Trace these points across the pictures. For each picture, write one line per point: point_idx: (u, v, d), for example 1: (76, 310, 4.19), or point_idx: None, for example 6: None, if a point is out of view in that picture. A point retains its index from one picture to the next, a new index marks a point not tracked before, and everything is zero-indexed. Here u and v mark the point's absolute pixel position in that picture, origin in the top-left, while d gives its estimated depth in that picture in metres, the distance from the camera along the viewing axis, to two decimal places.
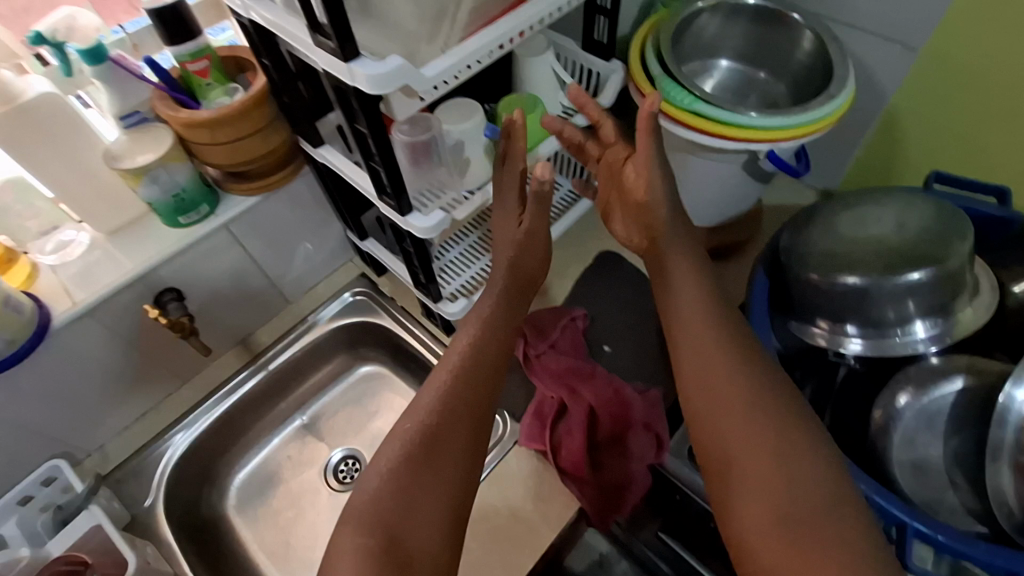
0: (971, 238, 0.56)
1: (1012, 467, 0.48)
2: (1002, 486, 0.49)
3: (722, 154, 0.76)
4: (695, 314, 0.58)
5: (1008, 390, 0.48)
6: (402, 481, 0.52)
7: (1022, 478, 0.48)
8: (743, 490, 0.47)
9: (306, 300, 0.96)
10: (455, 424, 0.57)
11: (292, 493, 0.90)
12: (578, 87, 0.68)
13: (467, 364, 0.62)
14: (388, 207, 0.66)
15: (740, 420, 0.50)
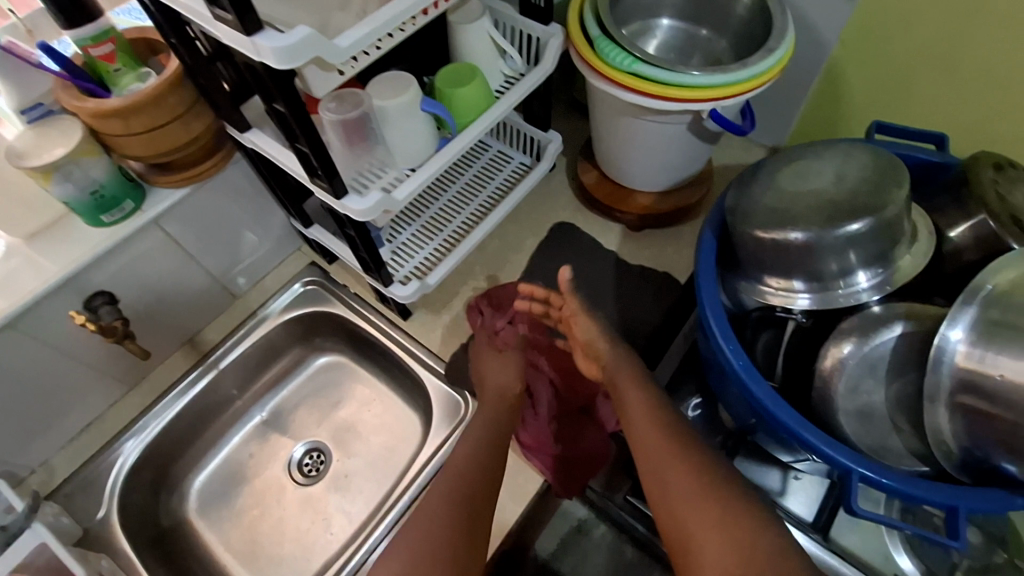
0: (907, 185, 0.57)
1: (949, 407, 0.50)
2: (939, 425, 0.51)
3: (666, 116, 0.75)
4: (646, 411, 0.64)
5: (944, 332, 0.50)
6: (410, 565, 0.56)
7: (958, 417, 0.49)
8: (705, 566, 0.50)
9: (255, 293, 0.93)
10: (448, 508, 0.60)
11: (256, 490, 0.88)
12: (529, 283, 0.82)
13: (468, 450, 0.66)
14: (322, 190, 0.63)
15: (699, 501, 0.53)
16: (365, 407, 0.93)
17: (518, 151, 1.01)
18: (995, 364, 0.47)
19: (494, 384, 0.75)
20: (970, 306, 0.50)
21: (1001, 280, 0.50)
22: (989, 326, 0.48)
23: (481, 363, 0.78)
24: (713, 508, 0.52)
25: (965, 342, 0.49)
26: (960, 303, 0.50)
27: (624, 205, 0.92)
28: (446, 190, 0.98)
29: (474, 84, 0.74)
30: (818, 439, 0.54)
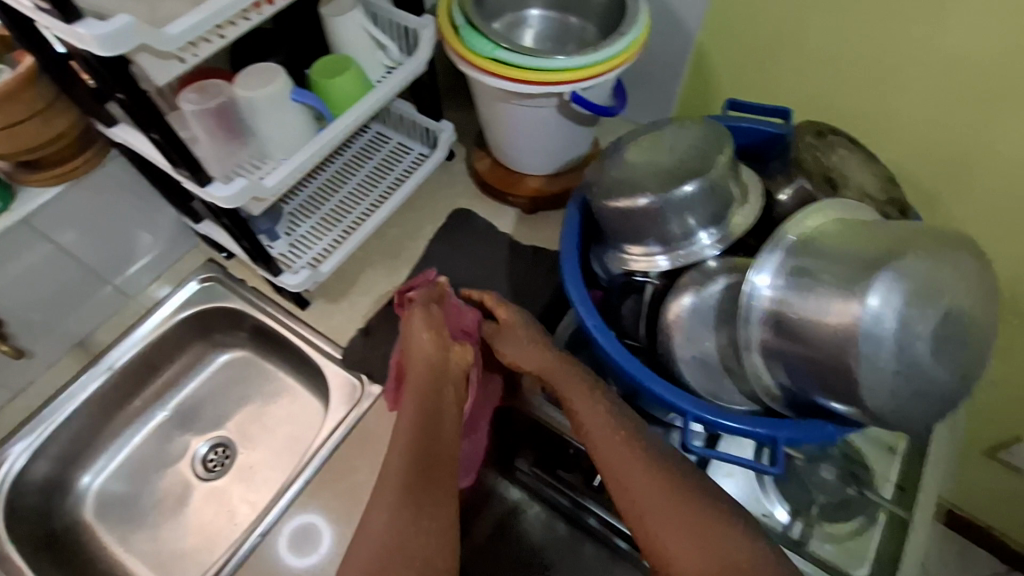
0: (728, 148, 0.62)
1: (759, 349, 0.54)
2: (758, 368, 0.55)
3: (531, 100, 0.79)
4: (602, 421, 0.63)
5: (751, 279, 0.53)
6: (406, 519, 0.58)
7: (768, 359, 0.54)
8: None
9: (150, 292, 0.93)
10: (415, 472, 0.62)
11: (158, 487, 0.89)
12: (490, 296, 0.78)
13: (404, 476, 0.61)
14: (185, 179, 0.64)
15: (682, 527, 0.56)
16: (271, 400, 0.94)
17: (416, 142, 1.04)
18: (789, 305, 0.51)
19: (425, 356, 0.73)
20: (775, 252, 0.53)
21: (799, 230, 0.54)
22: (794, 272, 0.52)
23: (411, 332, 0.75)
24: (687, 532, 0.55)
25: (768, 288, 0.52)
26: (770, 247, 0.53)
27: (515, 189, 0.96)
28: (346, 183, 0.99)
29: (346, 74, 0.76)
30: (660, 387, 0.60)
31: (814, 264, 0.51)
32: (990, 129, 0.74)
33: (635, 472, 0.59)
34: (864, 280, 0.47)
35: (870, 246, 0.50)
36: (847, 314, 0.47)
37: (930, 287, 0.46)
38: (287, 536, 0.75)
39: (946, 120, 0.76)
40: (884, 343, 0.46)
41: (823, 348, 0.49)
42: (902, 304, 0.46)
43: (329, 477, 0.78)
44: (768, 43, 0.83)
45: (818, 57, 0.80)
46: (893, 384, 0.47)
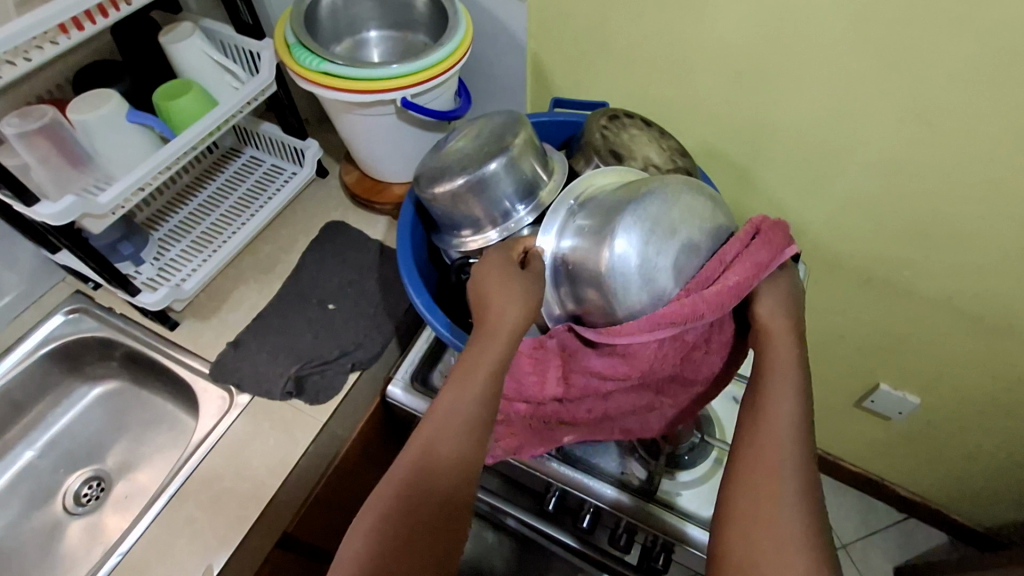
0: (525, 129, 0.69)
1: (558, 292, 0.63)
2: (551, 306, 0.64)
3: (370, 108, 0.85)
4: (785, 431, 0.53)
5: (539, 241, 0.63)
6: (392, 535, 0.50)
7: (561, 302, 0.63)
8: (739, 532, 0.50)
9: (11, 330, 0.91)
10: (447, 445, 0.54)
11: (27, 529, 0.85)
12: (768, 229, 0.58)
13: (404, 520, 0.51)
14: (11, 199, 0.66)
15: (768, 475, 0.51)
16: (150, 429, 0.93)
17: (289, 161, 1.07)
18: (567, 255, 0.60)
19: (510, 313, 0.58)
20: (558, 215, 0.63)
21: (582, 194, 0.64)
22: (579, 230, 0.60)
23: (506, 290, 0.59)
24: (768, 486, 0.51)
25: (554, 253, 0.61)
26: (562, 211, 0.63)
27: (381, 197, 1.01)
28: (218, 207, 1.01)
29: (187, 95, 0.80)
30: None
31: (585, 217, 0.60)
32: (775, 103, 0.83)
33: (778, 425, 0.54)
34: (611, 224, 0.56)
35: (623, 194, 0.59)
36: (601, 255, 0.56)
37: (663, 222, 0.55)
38: None
39: (741, 99, 0.85)
40: (629, 273, 0.55)
41: (590, 285, 0.57)
42: (642, 242, 0.54)
43: (197, 487, 0.77)
44: (586, 44, 0.91)
45: (629, 52, 0.88)
46: (641, 308, 0.55)
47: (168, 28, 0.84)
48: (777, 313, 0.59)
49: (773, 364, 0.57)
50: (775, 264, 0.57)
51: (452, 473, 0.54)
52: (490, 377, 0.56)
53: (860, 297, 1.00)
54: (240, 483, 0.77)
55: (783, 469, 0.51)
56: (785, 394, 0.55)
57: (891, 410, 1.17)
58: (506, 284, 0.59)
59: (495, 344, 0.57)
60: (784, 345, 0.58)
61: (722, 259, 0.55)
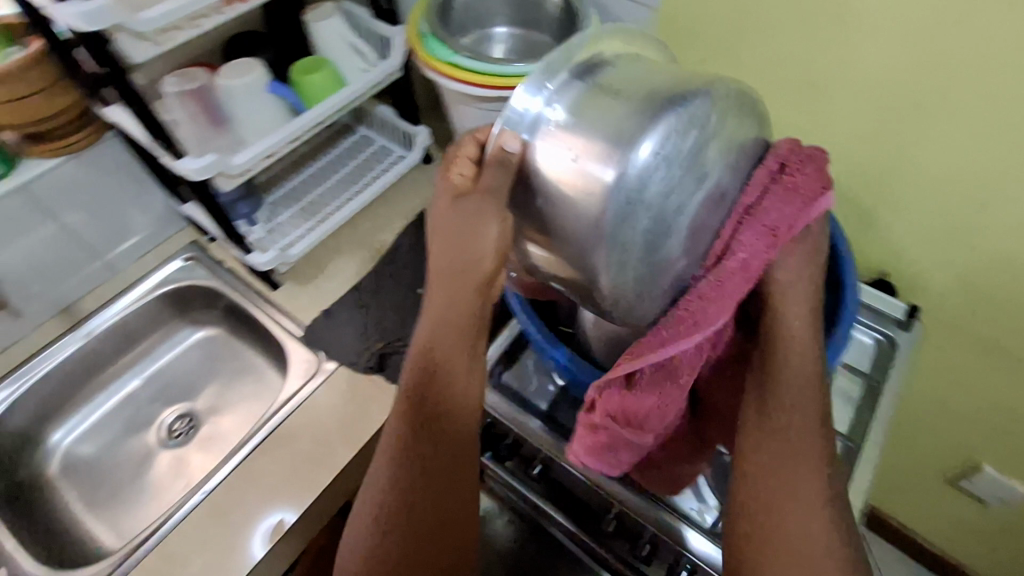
0: None
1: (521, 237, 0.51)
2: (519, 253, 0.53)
3: (488, 103, 0.85)
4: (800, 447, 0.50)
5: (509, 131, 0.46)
6: (395, 500, 0.55)
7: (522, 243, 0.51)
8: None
9: (136, 267, 0.99)
10: (418, 409, 0.55)
11: (124, 450, 0.93)
12: (801, 165, 0.46)
13: (406, 485, 0.55)
14: (162, 152, 0.71)
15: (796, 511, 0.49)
16: (238, 377, 0.99)
17: (397, 145, 1.11)
18: (544, 166, 0.45)
19: (467, 262, 0.52)
20: (540, 86, 0.46)
21: (576, 66, 0.47)
22: (567, 125, 0.44)
23: (451, 240, 0.52)
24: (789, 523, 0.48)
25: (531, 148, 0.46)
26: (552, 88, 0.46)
27: None
28: (327, 180, 1.06)
29: (321, 71, 0.83)
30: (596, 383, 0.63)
31: (581, 106, 0.44)
32: None
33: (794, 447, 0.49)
34: (617, 143, 0.42)
35: (638, 90, 0.44)
36: (601, 187, 0.42)
37: (693, 162, 0.42)
38: (261, 533, 0.74)
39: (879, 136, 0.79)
40: (635, 230, 0.43)
41: (568, 235, 0.46)
42: (665, 178, 0.42)
43: (277, 442, 0.81)
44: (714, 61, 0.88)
45: None
46: (635, 289, 0.46)
47: (312, 6, 0.88)
48: (796, 296, 0.49)
49: (795, 369, 0.49)
50: (803, 224, 0.47)
51: (439, 435, 0.55)
52: (450, 338, 0.54)
53: (974, 368, 0.91)
54: (314, 446, 0.80)
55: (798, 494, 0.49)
56: (802, 413, 0.49)
57: (990, 495, 1.06)
58: (456, 230, 0.51)
59: (460, 289, 0.53)
60: (802, 333, 0.49)
61: (740, 222, 0.46)
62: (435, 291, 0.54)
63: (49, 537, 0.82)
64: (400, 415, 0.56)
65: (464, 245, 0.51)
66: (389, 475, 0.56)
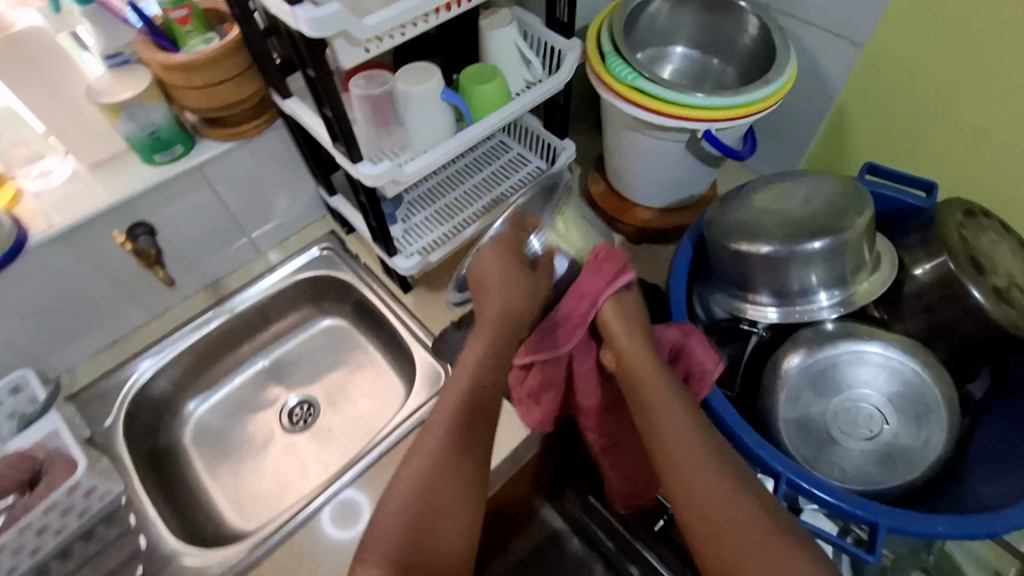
0: (868, 212, 0.61)
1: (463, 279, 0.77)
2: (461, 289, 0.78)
3: (665, 132, 0.80)
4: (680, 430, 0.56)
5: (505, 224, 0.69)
6: (412, 520, 0.59)
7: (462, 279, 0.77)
8: None
9: (277, 251, 1.01)
10: (454, 433, 0.62)
11: (250, 429, 0.95)
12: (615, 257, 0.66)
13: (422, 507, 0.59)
14: (341, 153, 0.71)
15: (736, 506, 0.52)
16: (358, 372, 0.99)
17: (537, 157, 1.05)
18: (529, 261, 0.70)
19: (506, 308, 0.67)
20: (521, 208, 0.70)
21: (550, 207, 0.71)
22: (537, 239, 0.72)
23: (502, 290, 0.68)
24: (739, 527, 0.51)
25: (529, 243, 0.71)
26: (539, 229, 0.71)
27: (625, 216, 0.96)
28: (466, 182, 1.03)
29: (492, 83, 0.80)
30: (792, 472, 0.55)
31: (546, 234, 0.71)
32: None
33: (689, 447, 0.55)
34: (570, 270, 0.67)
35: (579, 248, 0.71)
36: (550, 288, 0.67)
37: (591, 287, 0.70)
38: (333, 514, 0.76)
39: None
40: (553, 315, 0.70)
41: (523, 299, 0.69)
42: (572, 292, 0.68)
43: (404, 454, 0.80)
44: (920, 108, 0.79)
45: None
46: None
47: (487, 12, 0.84)
48: (624, 319, 0.64)
49: (655, 383, 0.59)
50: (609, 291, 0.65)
51: (463, 456, 0.62)
52: (489, 369, 0.65)
53: None
54: None
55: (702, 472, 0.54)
56: (678, 421, 0.57)
57: None
58: (506, 281, 0.67)
59: (504, 331, 0.67)
60: (632, 344, 0.62)
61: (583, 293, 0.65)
62: (483, 327, 0.67)
63: (180, 503, 0.84)
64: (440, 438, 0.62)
65: (508, 293, 0.67)
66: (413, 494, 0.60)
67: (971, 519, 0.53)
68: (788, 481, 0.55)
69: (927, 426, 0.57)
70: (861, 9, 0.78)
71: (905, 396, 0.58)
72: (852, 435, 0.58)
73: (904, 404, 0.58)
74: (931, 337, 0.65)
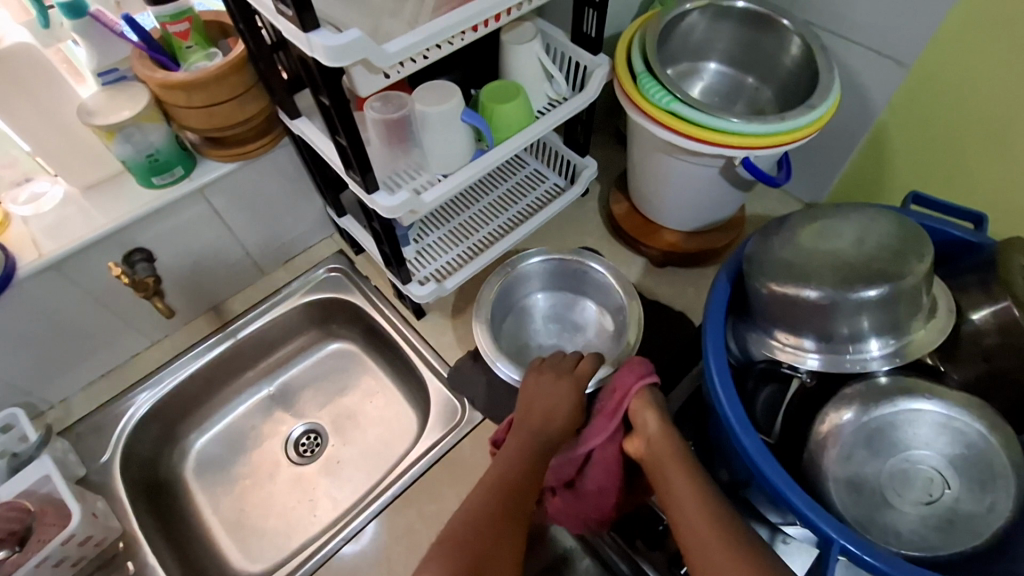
0: (928, 259, 0.57)
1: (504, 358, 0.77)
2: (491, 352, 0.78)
3: (699, 157, 0.76)
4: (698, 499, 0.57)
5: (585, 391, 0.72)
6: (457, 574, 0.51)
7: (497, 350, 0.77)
8: None
9: (282, 272, 0.96)
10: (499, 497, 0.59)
11: (254, 460, 0.90)
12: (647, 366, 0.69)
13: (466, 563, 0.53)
14: (354, 182, 0.66)
15: None
16: (368, 399, 0.95)
17: (556, 174, 1.00)
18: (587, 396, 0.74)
19: (546, 401, 0.68)
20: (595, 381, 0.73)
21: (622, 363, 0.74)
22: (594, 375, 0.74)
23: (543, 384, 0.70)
24: None
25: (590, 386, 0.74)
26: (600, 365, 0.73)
27: (650, 239, 0.92)
28: (481, 200, 0.98)
29: (514, 102, 0.75)
30: (847, 539, 0.50)
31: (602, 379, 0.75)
32: None
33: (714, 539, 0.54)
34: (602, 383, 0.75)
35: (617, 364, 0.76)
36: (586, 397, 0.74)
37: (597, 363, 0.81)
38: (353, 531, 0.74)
39: None
40: None
41: None
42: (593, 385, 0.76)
43: (419, 496, 0.76)
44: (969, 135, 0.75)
45: None
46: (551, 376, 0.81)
47: (510, 25, 0.79)
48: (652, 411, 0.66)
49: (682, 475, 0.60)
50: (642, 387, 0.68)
51: (505, 525, 0.57)
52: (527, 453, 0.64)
53: None
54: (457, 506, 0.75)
55: (724, 543, 0.53)
56: (706, 511, 0.56)
57: None
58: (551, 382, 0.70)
59: (544, 424, 0.67)
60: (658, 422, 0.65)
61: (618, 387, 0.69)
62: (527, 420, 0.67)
63: (181, 543, 0.80)
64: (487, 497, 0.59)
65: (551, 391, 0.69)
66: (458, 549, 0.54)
67: None
68: (840, 546, 0.50)
69: (992, 491, 0.53)
70: (911, 28, 0.74)
71: (967, 458, 0.54)
72: (907, 498, 0.54)
73: (966, 467, 0.54)
74: (988, 388, 0.61)
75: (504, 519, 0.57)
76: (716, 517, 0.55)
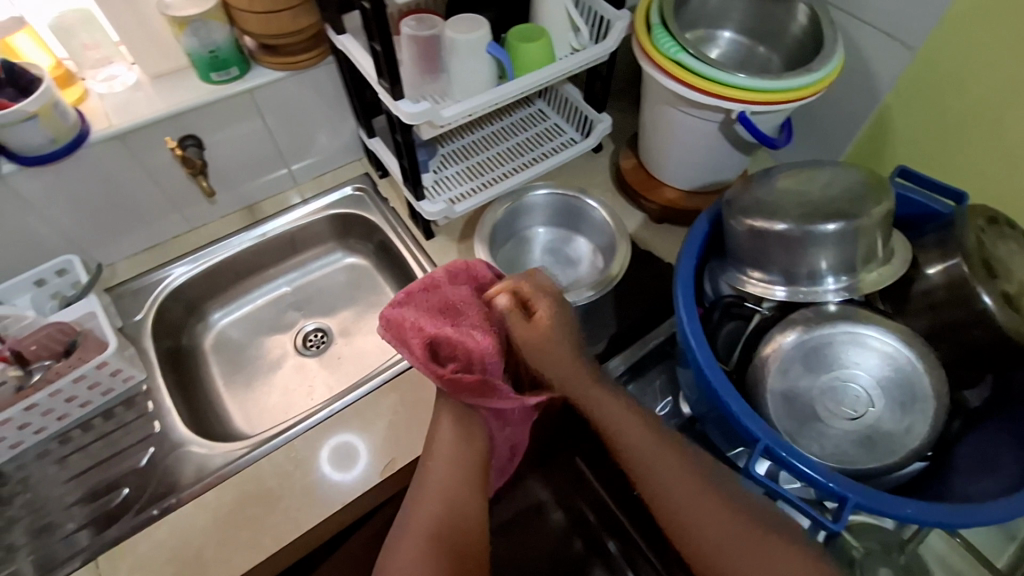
0: (886, 203, 0.62)
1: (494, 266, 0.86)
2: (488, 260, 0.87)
3: (700, 111, 0.82)
4: (631, 424, 0.65)
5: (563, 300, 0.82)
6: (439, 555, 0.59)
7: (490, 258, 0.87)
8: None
9: (312, 185, 1.06)
10: (453, 474, 0.65)
11: (266, 345, 1.00)
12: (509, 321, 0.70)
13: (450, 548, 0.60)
14: (384, 90, 0.75)
15: (715, 507, 0.58)
16: (373, 309, 1.04)
17: (572, 128, 1.07)
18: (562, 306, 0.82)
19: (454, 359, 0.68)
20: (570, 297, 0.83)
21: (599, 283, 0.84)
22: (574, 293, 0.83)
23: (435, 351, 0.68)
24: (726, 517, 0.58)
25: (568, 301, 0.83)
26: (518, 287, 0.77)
27: (650, 194, 0.97)
28: (500, 143, 1.05)
29: (537, 41, 0.83)
30: (771, 439, 0.56)
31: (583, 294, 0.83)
32: None
33: (651, 451, 0.63)
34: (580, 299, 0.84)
35: (598, 281, 0.85)
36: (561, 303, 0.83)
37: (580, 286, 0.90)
38: (331, 450, 0.78)
39: None
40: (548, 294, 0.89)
41: None
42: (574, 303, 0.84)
43: (405, 385, 0.84)
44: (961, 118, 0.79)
45: None
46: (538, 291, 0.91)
47: None
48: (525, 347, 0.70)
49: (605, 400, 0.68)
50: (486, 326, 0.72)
51: (467, 495, 0.65)
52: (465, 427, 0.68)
53: None
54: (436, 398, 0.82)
55: (669, 464, 0.62)
56: (638, 432, 0.64)
57: None
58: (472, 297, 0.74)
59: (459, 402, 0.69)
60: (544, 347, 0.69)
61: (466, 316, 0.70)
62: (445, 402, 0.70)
63: (195, 402, 0.90)
64: (447, 472, 0.65)
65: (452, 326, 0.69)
66: (433, 529, 0.61)
67: (936, 505, 0.55)
68: (767, 448, 0.56)
69: (911, 414, 0.60)
70: (917, 11, 0.78)
71: (896, 382, 0.60)
72: (837, 414, 0.60)
73: (892, 390, 0.60)
74: (933, 337, 0.66)
75: (464, 480, 0.65)
76: (652, 440, 0.64)
